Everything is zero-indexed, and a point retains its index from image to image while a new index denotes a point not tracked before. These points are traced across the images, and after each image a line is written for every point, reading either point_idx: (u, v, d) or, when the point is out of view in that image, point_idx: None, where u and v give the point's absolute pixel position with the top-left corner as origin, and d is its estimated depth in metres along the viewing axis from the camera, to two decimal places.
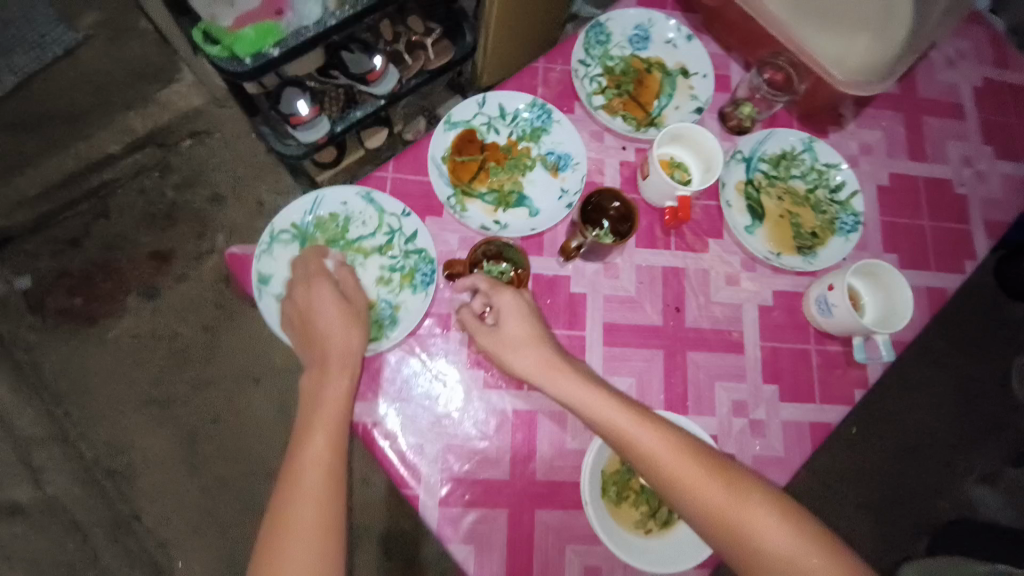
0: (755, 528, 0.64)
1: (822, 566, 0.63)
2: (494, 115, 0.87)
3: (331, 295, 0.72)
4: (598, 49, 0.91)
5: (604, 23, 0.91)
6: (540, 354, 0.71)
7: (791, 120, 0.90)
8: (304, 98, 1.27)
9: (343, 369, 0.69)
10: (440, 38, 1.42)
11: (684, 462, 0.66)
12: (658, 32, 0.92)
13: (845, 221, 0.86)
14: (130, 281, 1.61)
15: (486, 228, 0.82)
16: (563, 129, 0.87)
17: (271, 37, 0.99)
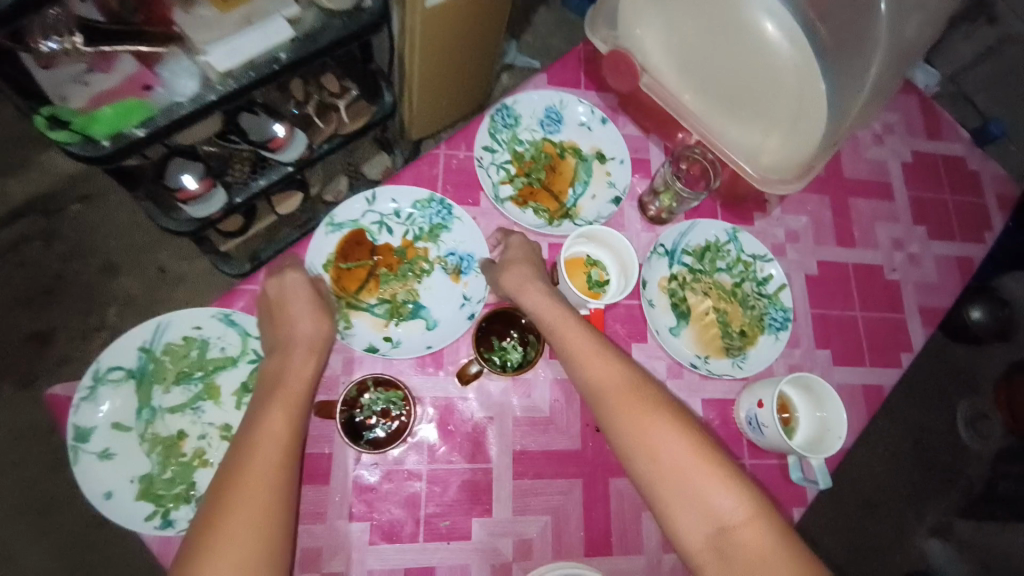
0: (657, 431, 0.61)
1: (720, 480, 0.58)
2: (386, 213, 0.77)
3: (302, 280, 0.68)
4: (506, 132, 0.83)
5: (513, 104, 0.83)
6: (519, 284, 0.70)
7: (715, 208, 0.84)
8: (192, 172, 1.14)
9: (308, 348, 0.64)
10: (357, 98, 1.31)
11: (596, 358, 0.65)
12: (570, 113, 0.85)
13: (774, 318, 0.79)
14: (3, 368, 1.39)
15: (374, 349, 0.72)
16: (463, 226, 0.77)
17: (136, 115, 0.86)
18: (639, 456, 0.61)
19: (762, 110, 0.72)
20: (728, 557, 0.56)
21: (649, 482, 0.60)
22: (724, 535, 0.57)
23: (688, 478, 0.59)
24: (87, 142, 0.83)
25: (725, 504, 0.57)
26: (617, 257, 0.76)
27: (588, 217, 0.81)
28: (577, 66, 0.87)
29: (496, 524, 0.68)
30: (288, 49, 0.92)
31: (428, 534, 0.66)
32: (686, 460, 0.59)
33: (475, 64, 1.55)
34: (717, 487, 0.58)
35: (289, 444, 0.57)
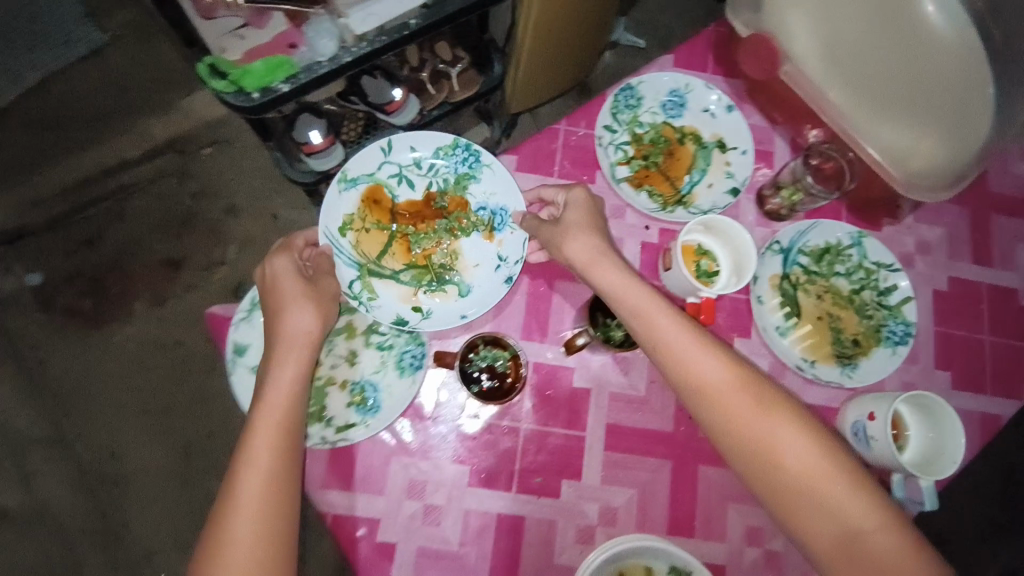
0: (771, 430, 0.59)
1: (839, 485, 0.57)
2: (406, 166, 0.80)
3: (287, 263, 0.71)
4: (627, 113, 0.83)
5: (637, 85, 0.83)
6: (595, 257, 0.69)
7: (839, 211, 0.81)
8: (318, 128, 1.20)
9: (301, 349, 0.67)
10: (467, 67, 1.34)
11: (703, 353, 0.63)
12: (696, 98, 0.83)
13: (893, 331, 0.76)
14: (140, 287, 1.59)
15: (402, 322, 0.75)
16: (490, 176, 0.79)
17: (282, 70, 0.94)
18: (761, 458, 0.59)
19: (920, 111, 0.70)
20: (863, 564, 0.54)
21: (774, 484, 0.59)
22: (853, 540, 0.55)
23: (818, 483, 0.57)
24: (240, 93, 0.92)
25: (854, 510, 0.56)
26: (723, 243, 0.75)
27: (703, 206, 0.80)
28: (706, 49, 0.85)
29: (585, 489, 0.71)
30: (418, 16, 0.96)
31: (521, 486, 0.71)
32: (811, 464, 0.58)
33: (583, 40, 1.54)
34: (850, 493, 0.57)
35: (284, 456, 0.62)
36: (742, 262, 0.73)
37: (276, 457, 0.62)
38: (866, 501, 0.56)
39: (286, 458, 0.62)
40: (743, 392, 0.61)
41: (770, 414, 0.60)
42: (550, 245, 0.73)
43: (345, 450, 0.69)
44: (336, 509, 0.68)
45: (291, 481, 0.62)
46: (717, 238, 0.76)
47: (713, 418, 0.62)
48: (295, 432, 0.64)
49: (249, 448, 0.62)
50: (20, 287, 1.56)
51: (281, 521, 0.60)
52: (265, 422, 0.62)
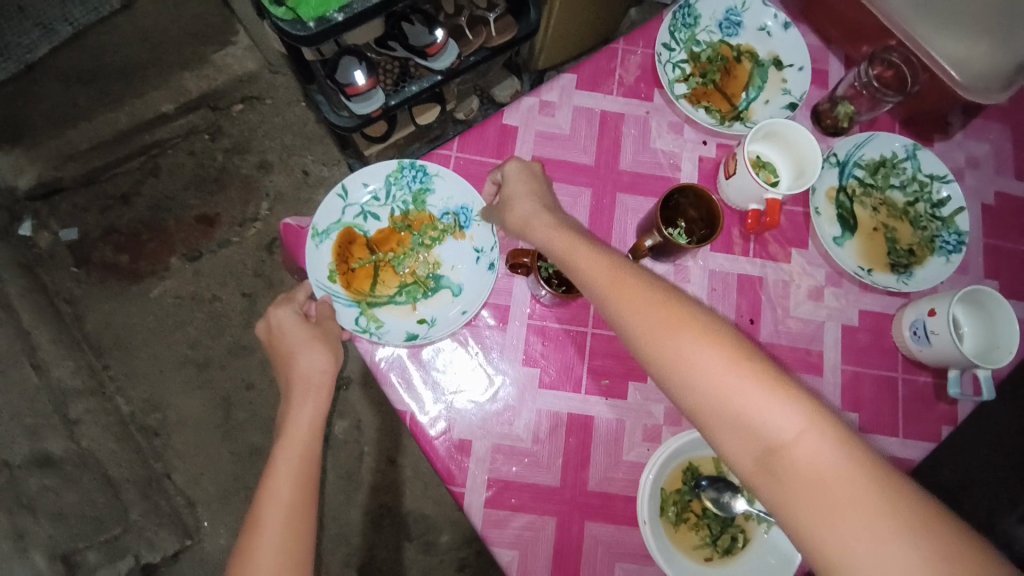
0: (685, 353, 0.55)
1: (758, 399, 0.51)
2: (366, 201, 0.76)
3: (289, 313, 0.71)
4: (684, 32, 0.85)
5: (694, 4, 0.85)
6: (532, 215, 0.68)
7: (893, 124, 0.83)
8: (361, 69, 1.19)
9: (312, 387, 0.67)
10: (503, 14, 1.35)
11: (613, 274, 0.61)
12: (752, 19, 0.85)
13: (947, 240, 0.78)
14: (175, 242, 1.57)
15: (414, 336, 0.72)
16: (448, 183, 0.76)
17: (335, 1, 0.97)
18: (674, 373, 0.55)
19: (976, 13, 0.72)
20: (782, 478, 0.49)
21: (693, 402, 0.54)
22: (774, 456, 0.50)
23: (732, 395, 0.52)
24: (297, 22, 0.95)
25: (774, 419, 0.51)
26: (780, 147, 0.78)
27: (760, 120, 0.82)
28: None
29: (649, 390, 0.74)
30: None
31: (590, 388, 0.73)
32: (723, 377, 0.53)
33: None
34: (765, 401, 0.51)
35: (307, 480, 0.64)
36: (803, 165, 0.76)
37: (296, 486, 0.63)
38: (787, 411, 0.51)
39: (303, 488, 0.63)
40: (647, 306, 0.58)
41: (675, 324, 0.56)
42: (500, 218, 0.72)
43: (421, 351, 0.71)
44: (411, 408, 0.69)
45: (306, 509, 0.63)
46: (772, 144, 0.78)
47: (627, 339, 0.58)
48: (313, 464, 0.65)
49: (269, 487, 0.62)
50: (54, 242, 1.53)
51: (307, 542, 0.61)
52: (283, 459, 0.64)
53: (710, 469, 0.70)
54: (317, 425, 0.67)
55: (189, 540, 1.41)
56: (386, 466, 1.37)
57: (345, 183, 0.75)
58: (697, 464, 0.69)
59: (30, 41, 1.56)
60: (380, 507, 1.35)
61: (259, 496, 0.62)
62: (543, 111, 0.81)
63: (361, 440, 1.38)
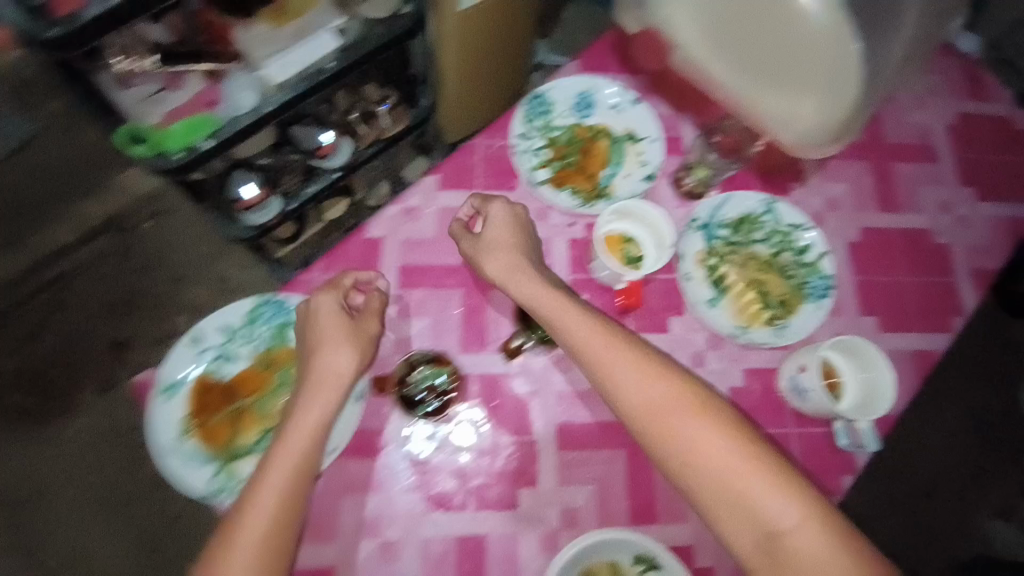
0: (690, 436, 0.60)
1: (759, 483, 0.57)
2: (226, 342, 0.69)
3: (332, 303, 0.68)
4: (539, 121, 0.85)
5: (544, 93, 0.86)
6: (511, 266, 0.71)
7: (751, 179, 0.85)
8: (253, 181, 1.21)
9: (332, 384, 0.65)
10: (397, 104, 1.35)
11: (620, 353, 0.64)
12: (603, 97, 0.87)
13: (815, 286, 0.79)
14: (89, 374, 1.50)
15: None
16: (313, 311, 0.71)
17: (204, 129, 0.96)
18: (677, 448, 0.60)
19: (795, 70, 0.67)
20: (783, 562, 0.55)
21: (701, 481, 0.59)
22: (773, 541, 0.56)
23: (729, 475, 0.58)
24: (162, 155, 0.94)
25: (773, 503, 0.57)
26: (639, 220, 0.79)
27: (622, 195, 0.83)
28: (606, 55, 0.89)
29: (543, 494, 0.70)
30: (335, 59, 0.99)
31: (478, 503, 0.69)
32: (724, 458, 0.59)
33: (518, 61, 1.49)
34: (765, 487, 0.57)
35: (295, 502, 0.60)
36: (664, 233, 0.77)
37: (280, 508, 0.59)
38: (786, 498, 0.57)
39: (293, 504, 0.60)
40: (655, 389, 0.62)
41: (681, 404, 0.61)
42: (466, 258, 0.74)
43: None
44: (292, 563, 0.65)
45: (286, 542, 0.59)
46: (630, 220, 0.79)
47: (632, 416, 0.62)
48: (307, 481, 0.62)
49: (257, 494, 0.59)
50: None
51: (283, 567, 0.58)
52: (275, 469, 0.60)
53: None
54: (322, 429, 0.64)
55: None
56: None
57: (199, 327, 0.69)
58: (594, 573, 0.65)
59: None
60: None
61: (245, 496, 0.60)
62: (407, 218, 0.80)
63: None
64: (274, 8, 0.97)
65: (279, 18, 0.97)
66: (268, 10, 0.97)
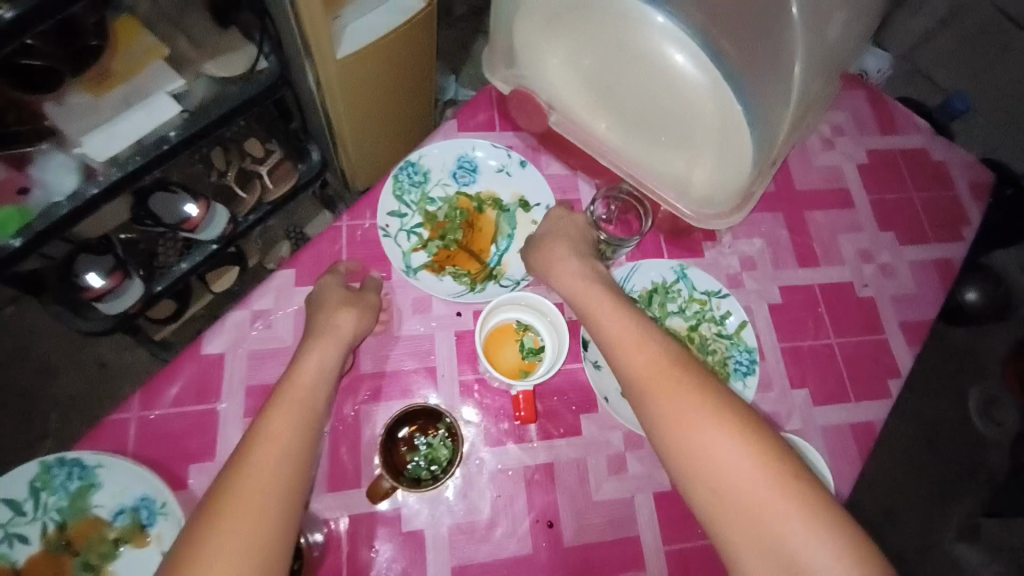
0: (720, 458, 0.49)
1: (802, 524, 0.47)
2: (5, 522, 0.55)
3: (334, 285, 0.65)
4: (415, 192, 0.74)
5: (419, 160, 0.75)
6: (554, 254, 0.66)
7: (660, 243, 0.76)
8: (99, 268, 1.03)
9: (334, 341, 0.59)
10: (281, 160, 1.21)
11: (644, 352, 0.55)
12: (488, 161, 0.77)
13: (739, 361, 0.70)
14: None
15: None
16: (117, 471, 0.57)
17: (16, 221, 0.83)
18: (699, 473, 0.49)
19: (674, 132, 0.61)
20: None
21: (727, 510, 0.48)
22: None
23: (765, 510, 0.47)
24: None
25: (816, 552, 0.46)
26: (521, 303, 0.69)
27: (515, 275, 0.73)
28: (490, 107, 0.80)
29: None
30: (178, 127, 0.89)
31: None
32: (762, 490, 0.48)
33: (426, 105, 1.37)
34: (812, 540, 0.46)
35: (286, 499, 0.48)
36: (552, 314, 0.68)
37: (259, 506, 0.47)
38: (834, 551, 0.46)
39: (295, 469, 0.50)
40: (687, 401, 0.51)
41: (715, 423, 0.50)
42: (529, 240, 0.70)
43: None
44: None
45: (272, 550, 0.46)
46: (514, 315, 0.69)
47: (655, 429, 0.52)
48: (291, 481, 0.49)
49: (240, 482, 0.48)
50: None
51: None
52: (259, 454, 0.49)
53: None
54: (325, 387, 0.56)
55: None
56: None
57: None
58: None
59: None
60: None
61: (231, 469, 0.49)
62: (257, 323, 0.66)
63: None
64: (92, 74, 0.81)
65: (100, 85, 0.82)
66: (84, 76, 0.81)
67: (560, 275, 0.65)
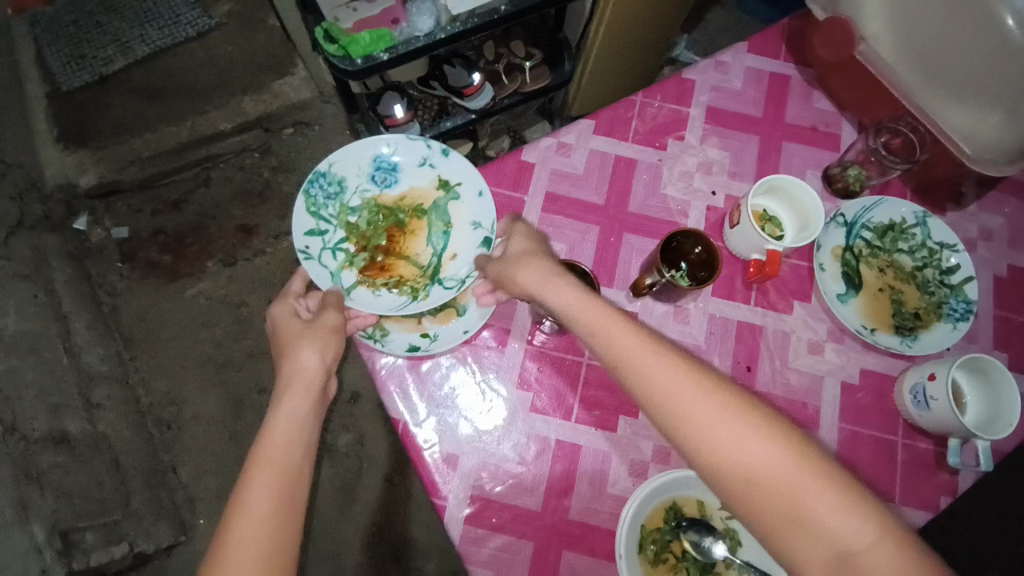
0: (736, 456, 0.54)
1: (822, 500, 0.52)
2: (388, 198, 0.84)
3: (288, 311, 0.73)
4: (332, 205, 0.82)
5: (331, 170, 0.82)
6: (541, 273, 0.67)
7: (904, 190, 0.83)
8: (401, 103, 1.26)
9: (307, 379, 0.66)
10: (540, 63, 1.32)
11: (659, 364, 0.58)
12: (403, 158, 0.84)
13: (954, 308, 0.78)
14: (214, 246, 1.53)
15: (415, 348, 0.75)
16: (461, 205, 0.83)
17: (383, 42, 1.03)
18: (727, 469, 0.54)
19: (980, 87, 0.75)
20: None
21: (756, 500, 0.53)
22: (848, 562, 0.50)
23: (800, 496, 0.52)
24: (346, 58, 1.02)
25: (845, 525, 0.51)
26: (774, 200, 0.80)
27: (453, 276, 0.81)
28: (779, 41, 0.89)
29: (640, 426, 0.76)
30: (508, 4, 1.06)
31: (581, 417, 0.75)
32: (790, 477, 0.53)
33: (664, 48, 1.50)
34: (834, 506, 0.52)
35: (289, 520, 0.57)
36: (799, 216, 0.79)
37: (273, 523, 0.56)
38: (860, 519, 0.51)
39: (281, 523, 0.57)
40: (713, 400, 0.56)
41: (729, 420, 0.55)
42: (497, 274, 0.72)
43: (421, 362, 0.75)
44: (405, 417, 0.73)
45: (287, 555, 0.56)
46: (771, 198, 0.80)
47: (686, 438, 0.56)
48: (298, 499, 0.59)
49: (248, 496, 0.57)
50: (105, 238, 1.53)
51: None
52: (264, 469, 0.58)
53: (692, 510, 0.70)
54: (305, 437, 0.62)
55: (182, 536, 1.33)
56: (363, 483, 1.36)
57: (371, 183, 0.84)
58: (681, 505, 0.70)
59: (108, 55, 1.61)
60: (370, 528, 1.33)
61: (233, 507, 0.57)
62: (560, 151, 0.83)
63: (362, 456, 1.37)
64: None
65: None
66: None
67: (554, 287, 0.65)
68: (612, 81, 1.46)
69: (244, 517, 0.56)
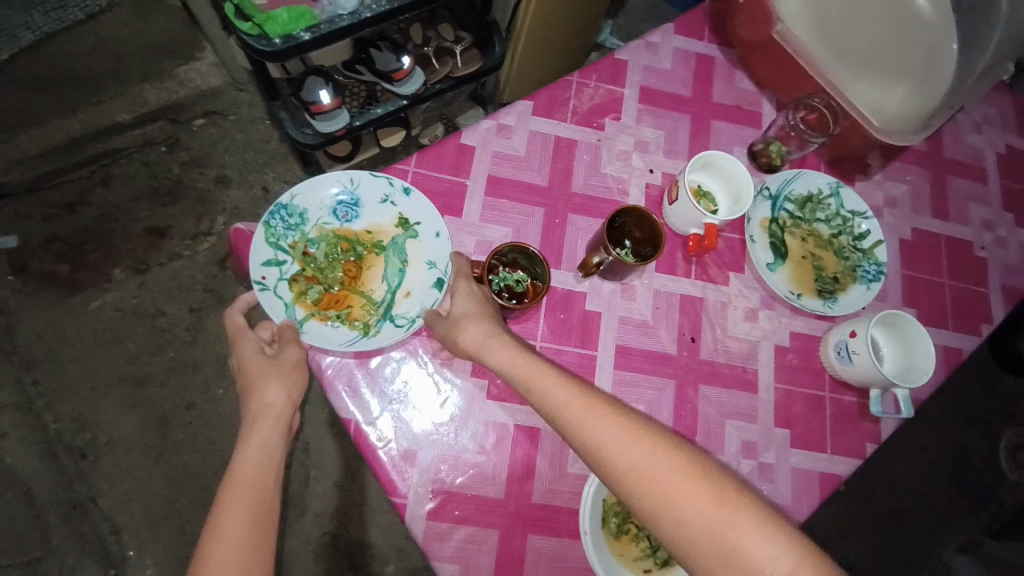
0: (666, 499, 0.56)
1: (745, 532, 0.54)
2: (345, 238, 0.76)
3: (253, 345, 0.70)
4: (290, 236, 0.74)
5: (292, 201, 0.75)
6: (485, 334, 0.68)
7: (819, 163, 0.90)
8: (327, 89, 1.18)
9: (274, 416, 0.66)
10: (470, 47, 1.28)
11: (592, 414, 0.61)
12: (368, 192, 0.77)
13: (867, 270, 0.85)
14: (119, 252, 1.38)
15: (355, 341, 0.71)
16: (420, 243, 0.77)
17: (305, 19, 0.96)
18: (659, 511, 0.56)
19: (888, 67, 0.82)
20: None
21: (688, 541, 0.55)
22: None
23: (725, 532, 0.54)
24: (262, 37, 0.94)
25: (771, 558, 0.53)
26: (707, 175, 0.84)
27: (407, 312, 0.74)
28: (702, 23, 0.93)
29: None
30: None
31: None
32: (715, 514, 0.55)
33: (593, 30, 1.52)
34: (756, 538, 0.54)
35: (259, 556, 0.60)
36: (731, 189, 0.82)
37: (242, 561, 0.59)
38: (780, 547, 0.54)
39: (251, 563, 0.59)
40: (646, 446, 0.59)
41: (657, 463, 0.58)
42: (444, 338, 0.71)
43: (367, 357, 0.72)
44: (356, 416, 0.70)
45: None
46: (706, 174, 0.83)
47: (627, 486, 0.58)
48: (268, 535, 0.61)
49: (218, 534, 0.59)
50: None
51: None
52: (234, 506, 0.60)
53: None
54: (273, 465, 0.65)
55: (112, 570, 1.22)
56: (312, 494, 1.29)
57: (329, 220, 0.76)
58: None
59: None
60: (323, 539, 1.27)
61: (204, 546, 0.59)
62: (500, 133, 0.82)
63: (308, 464, 1.30)
64: None
65: None
66: None
67: (496, 348, 0.67)
68: (545, 64, 1.46)
69: (214, 555, 0.58)
